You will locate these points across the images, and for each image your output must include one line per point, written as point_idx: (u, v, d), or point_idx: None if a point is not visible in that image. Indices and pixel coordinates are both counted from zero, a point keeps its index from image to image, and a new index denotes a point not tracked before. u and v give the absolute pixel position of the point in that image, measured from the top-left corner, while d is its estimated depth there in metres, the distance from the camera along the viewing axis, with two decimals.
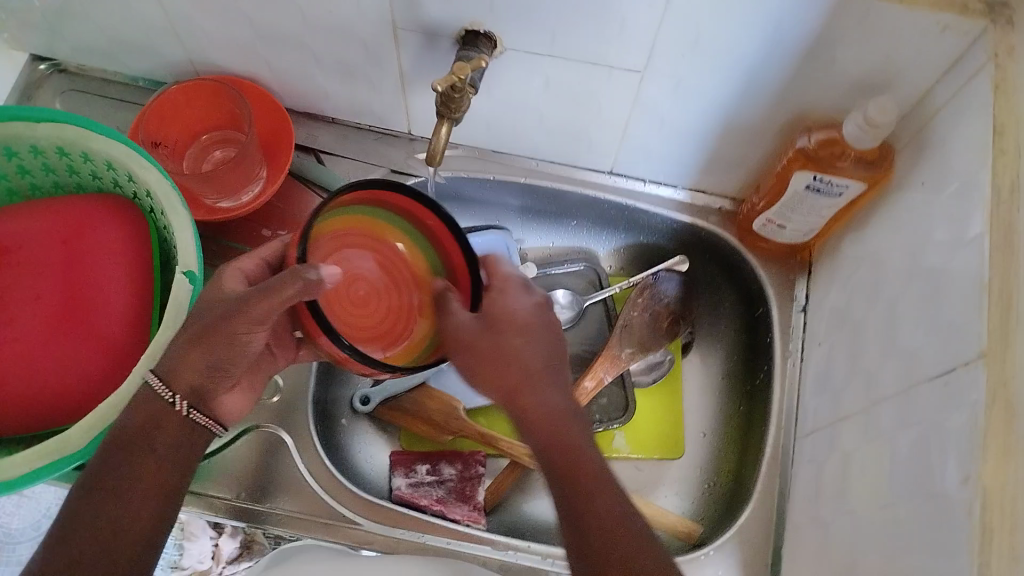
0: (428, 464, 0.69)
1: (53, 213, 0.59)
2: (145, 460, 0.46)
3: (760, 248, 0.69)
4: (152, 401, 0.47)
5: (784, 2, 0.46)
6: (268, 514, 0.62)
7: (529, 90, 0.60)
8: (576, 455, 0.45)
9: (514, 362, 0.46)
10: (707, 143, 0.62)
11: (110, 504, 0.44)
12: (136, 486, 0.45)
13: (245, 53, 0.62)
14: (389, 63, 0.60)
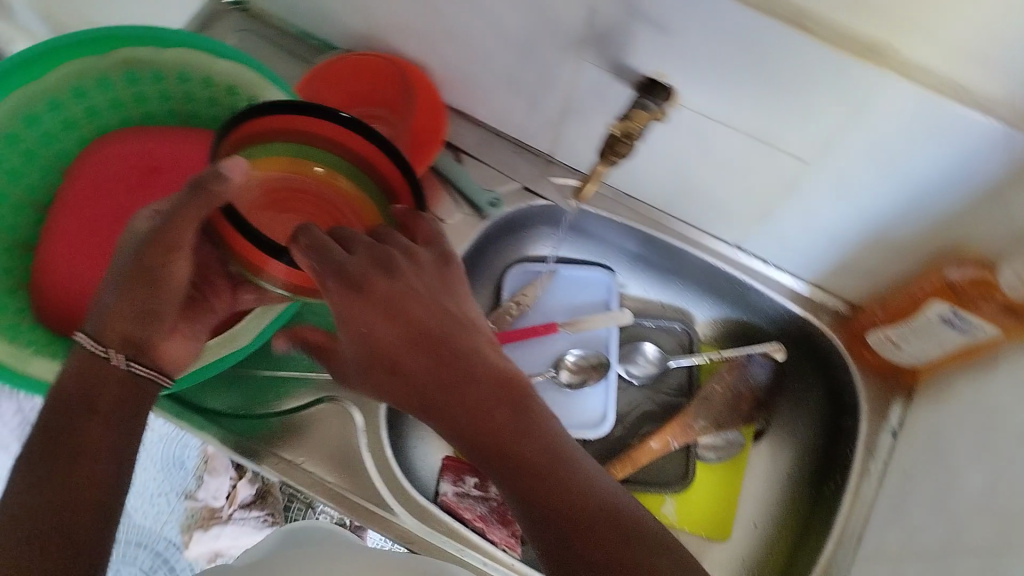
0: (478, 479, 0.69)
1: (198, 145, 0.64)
2: (92, 404, 0.46)
3: (866, 360, 0.68)
4: (85, 357, 0.47)
5: (984, 136, 0.47)
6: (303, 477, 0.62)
7: (686, 147, 0.61)
8: (512, 441, 0.44)
9: (479, 408, 0.46)
10: (846, 247, 0.63)
11: (67, 450, 0.43)
12: (95, 433, 0.45)
13: (426, 40, 0.65)
14: (561, 85, 0.61)
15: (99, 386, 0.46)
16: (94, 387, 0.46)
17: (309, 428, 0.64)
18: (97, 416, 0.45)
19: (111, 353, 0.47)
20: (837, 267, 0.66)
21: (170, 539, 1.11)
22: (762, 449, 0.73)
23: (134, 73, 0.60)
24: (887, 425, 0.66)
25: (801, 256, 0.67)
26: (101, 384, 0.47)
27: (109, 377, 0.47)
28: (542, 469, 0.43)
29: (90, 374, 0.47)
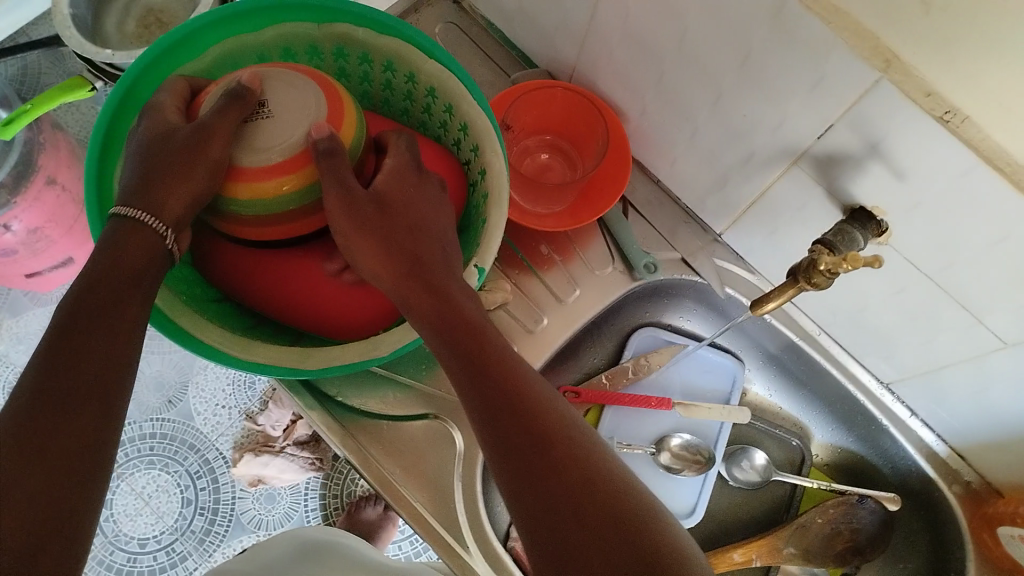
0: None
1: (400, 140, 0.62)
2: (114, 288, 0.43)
3: (988, 552, 0.62)
4: (144, 231, 0.46)
5: None
6: (385, 485, 0.62)
7: (871, 283, 0.56)
8: (507, 413, 0.43)
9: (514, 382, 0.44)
10: (1006, 427, 0.58)
11: (81, 330, 0.41)
12: (109, 315, 0.42)
13: (631, 89, 0.62)
14: (759, 179, 0.58)
15: (125, 266, 0.44)
16: (118, 266, 0.44)
17: (402, 436, 0.64)
18: (116, 301, 0.43)
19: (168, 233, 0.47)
20: (986, 442, 0.60)
21: (223, 452, 1.05)
22: None
23: (347, 49, 0.61)
24: None
25: (953, 421, 0.62)
26: (128, 266, 0.45)
27: (138, 267, 0.45)
28: (564, 434, 0.42)
29: (126, 252, 0.45)
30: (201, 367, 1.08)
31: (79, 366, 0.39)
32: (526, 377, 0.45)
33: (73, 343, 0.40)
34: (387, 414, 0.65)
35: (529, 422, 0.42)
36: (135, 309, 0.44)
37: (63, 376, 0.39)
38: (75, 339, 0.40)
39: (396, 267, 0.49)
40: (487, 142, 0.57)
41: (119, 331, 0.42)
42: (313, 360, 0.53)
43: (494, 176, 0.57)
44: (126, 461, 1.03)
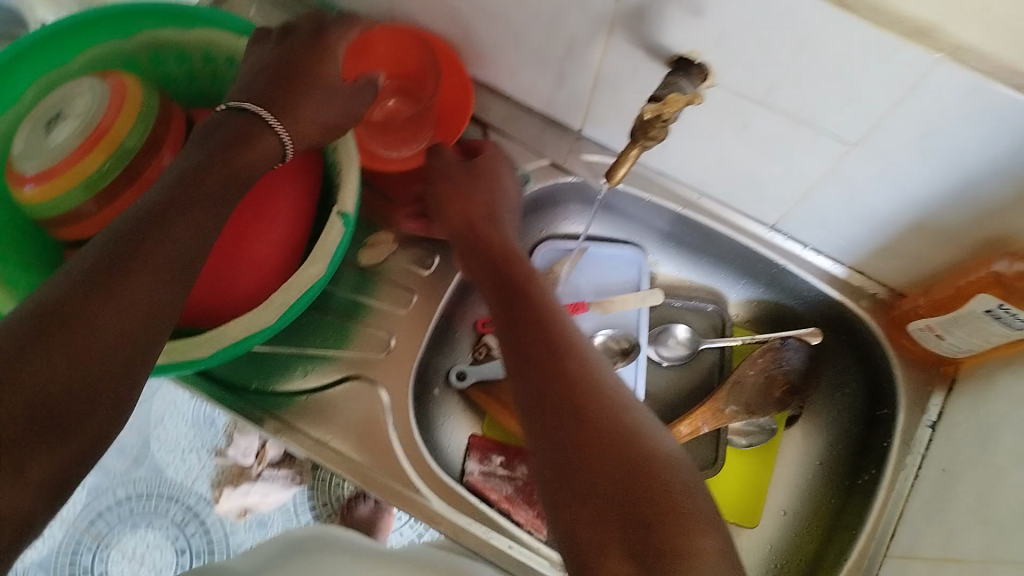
0: (506, 458, 0.69)
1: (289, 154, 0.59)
2: (131, 282, 0.40)
3: (908, 350, 0.65)
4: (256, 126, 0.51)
5: None
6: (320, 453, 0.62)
7: (722, 127, 0.57)
8: (563, 373, 0.48)
9: (560, 355, 0.49)
10: (888, 232, 0.59)
11: (87, 319, 0.38)
12: (119, 316, 0.39)
13: (446, 14, 0.62)
14: (591, 62, 0.58)
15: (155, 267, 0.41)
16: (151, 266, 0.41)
17: (326, 407, 0.64)
18: (135, 312, 0.40)
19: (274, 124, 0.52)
20: (876, 251, 0.62)
21: (203, 493, 1.03)
22: (793, 434, 0.72)
23: (159, 52, 0.60)
24: (925, 418, 0.64)
25: (841, 241, 0.63)
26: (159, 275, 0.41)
27: (163, 273, 0.42)
28: (587, 404, 0.45)
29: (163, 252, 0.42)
30: (157, 421, 1.05)
31: (81, 360, 0.37)
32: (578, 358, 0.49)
33: (115, 278, 0.40)
34: (308, 389, 0.64)
35: (549, 387, 0.47)
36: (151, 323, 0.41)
37: (64, 372, 0.36)
38: (73, 328, 0.37)
39: (494, 283, 0.58)
40: None
41: (126, 344, 0.39)
42: (205, 343, 0.53)
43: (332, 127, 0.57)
44: (111, 529, 1.01)
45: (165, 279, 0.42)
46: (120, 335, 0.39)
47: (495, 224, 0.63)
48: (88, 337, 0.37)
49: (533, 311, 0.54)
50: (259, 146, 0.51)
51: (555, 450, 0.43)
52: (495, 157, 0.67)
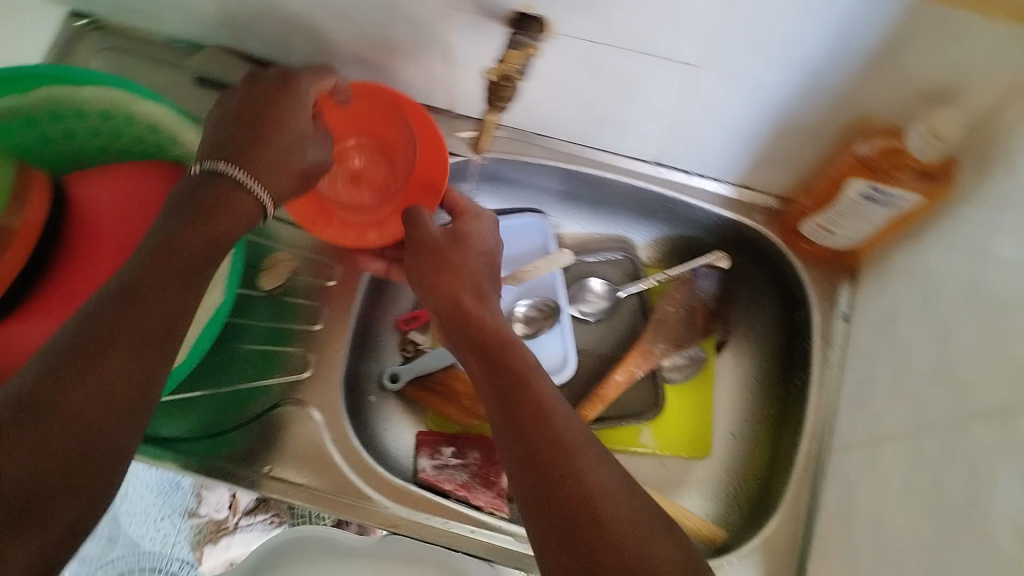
0: (456, 448, 0.69)
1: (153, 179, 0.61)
2: (82, 390, 0.39)
3: (806, 251, 0.67)
4: (225, 182, 0.50)
5: (849, 7, 0.44)
6: (253, 478, 0.60)
7: (578, 74, 0.58)
8: (539, 403, 0.47)
9: (528, 386, 0.48)
10: (759, 140, 0.61)
11: (33, 428, 0.37)
12: (62, 435, 0.37)
13: (288, 22, 0.62)
14: (436, 41, 0.59)
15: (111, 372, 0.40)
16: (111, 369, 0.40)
17: (259, 437, 0.63)
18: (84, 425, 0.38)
19: (248, 184, 0.50)
20: (754, 161, 0.64)
21: None
22: (725, 359, 0.73)
23: (4, 123, 0.59)
24: (838, 310, 0.65)
25: (720, 159, 0.65)
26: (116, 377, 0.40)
27: (121, 381, 0.40)
28: (567, 444, 0.44)
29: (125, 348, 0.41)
30: None
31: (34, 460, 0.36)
32: (606, 481, 0.43)
33: (69, 378, 0.39)
34: (237, 424, 0.63)
35: (522, 425, 0.46)
36: (104, 446, 0.39)
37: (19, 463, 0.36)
38: (31, 421, 0.37)
39: (449, 316, 0.57)
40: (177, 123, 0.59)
41: (76, 456, 0.38)
42: None
43: None
44: None
45: (121, 386, 0.40)
46: (84, 447, 0.38)
47: (482, 300, 0.57)
48: (31, 452, 0.36)
49: (493, 334, 0.53)
50: (231, 212, 0.49)
51: (544, 493, 0.42)
52: (476, 220, 0.63)
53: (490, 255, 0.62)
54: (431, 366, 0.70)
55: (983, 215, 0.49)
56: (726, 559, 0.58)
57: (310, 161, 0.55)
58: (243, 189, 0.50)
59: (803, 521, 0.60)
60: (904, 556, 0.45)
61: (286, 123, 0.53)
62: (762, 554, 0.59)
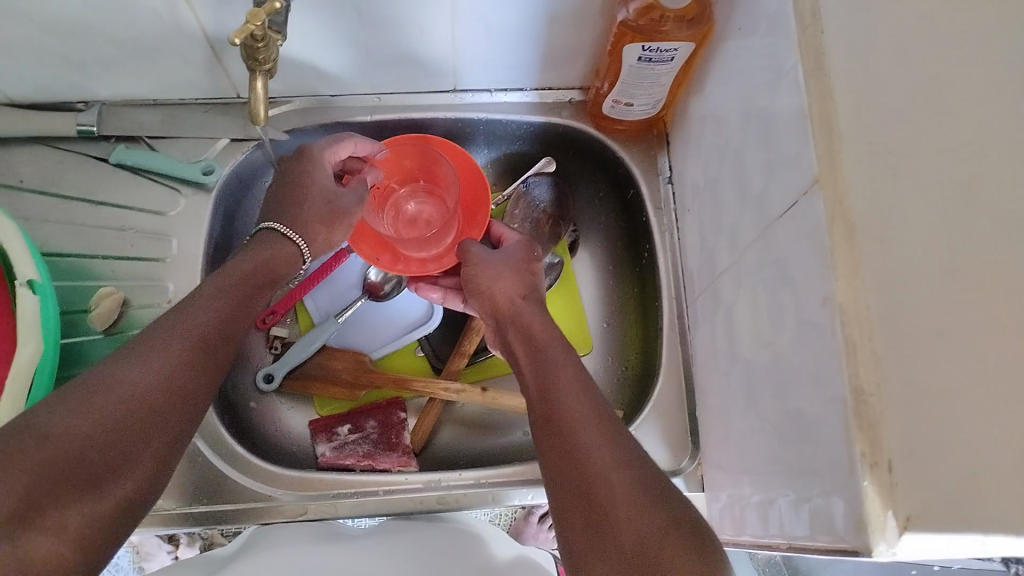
0: (351, 424, 0.68)
1: None
2: (155, 378, 0.42)
3: (618, 131, 0.70)
4: (277, 241, 0.56)
5: None
6: (218, 513, 0.60)
7: (340, 20, 0.58)
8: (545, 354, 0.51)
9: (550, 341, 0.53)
10: (538, 40, 0.62)
11: (99, 407, 0.39)
12: (141, 406, 0.40)
13: (37, 52, 0.59)
14: (191, 28, 0.57)
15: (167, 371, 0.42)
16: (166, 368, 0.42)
17: (195, 472, 0.61)
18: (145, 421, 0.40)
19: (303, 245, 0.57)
20: (543, 60, 0.65)
21: None
22: (582, 257, 0.75)
23: None
24: (662, 177, 0.68)
25: (511, 69, 0.66)
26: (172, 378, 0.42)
27: (182, 366, 0.43)
28: (569, 383, 0.48)
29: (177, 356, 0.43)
30: None
31: (110, 423, 0.39)
32: (581, 406, 0.46)
33: (143, 360, 0.42)
34: None
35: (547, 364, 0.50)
36: (171, 423, 0.42)
37: (96, 423, 0.38)
38: (115, 391, 0.40)
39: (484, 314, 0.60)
40: None
41: (148, 427, 0.40)
42: None
43: None
44: None
45: (185, 369, 0.43)
46: (157, 423, 0.41)
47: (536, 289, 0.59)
48: (107, 418, 0.39)
49: (525, 311, 0.55)
50: (279, 254, 0.56)
51: (555, 412, 0.46)
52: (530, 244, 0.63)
53: (532, 255, 0.62)
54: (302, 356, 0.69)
55: (736, 42, 0.51)
56: None
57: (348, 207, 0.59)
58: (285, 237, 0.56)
59: (683, 374, 0.63)
60: (757, 364, 0.48)
61: (303, 182, 0.58)
62: (656, 417, 0.63)
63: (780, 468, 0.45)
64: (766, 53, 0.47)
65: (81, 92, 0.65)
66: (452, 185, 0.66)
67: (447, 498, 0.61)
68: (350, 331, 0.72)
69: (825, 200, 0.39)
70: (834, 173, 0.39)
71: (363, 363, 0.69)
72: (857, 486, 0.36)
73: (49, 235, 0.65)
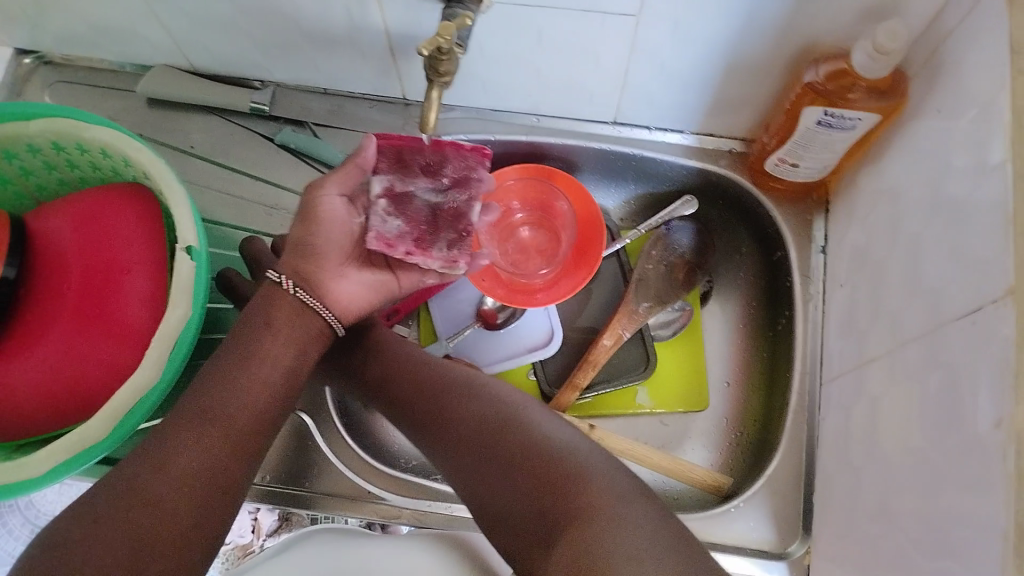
0: (387, 180, 0.52)
1: (109, 201, 0.58)
2: (195, 440, 0.46)
3: (775, 189, 0.67)
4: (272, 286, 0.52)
5: None
6: (303, 496, 0.61)
7: (520, 40, 0.58)
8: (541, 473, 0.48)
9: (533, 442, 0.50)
10: (711, 86, 0.61)
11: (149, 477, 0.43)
12: (187, 471, 0.44)
13: (228, 30, 0.62)
14: (376, 30, 0.58)
15: (192, 439, 0.45)
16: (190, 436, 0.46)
17: (293, 449, 0.62)
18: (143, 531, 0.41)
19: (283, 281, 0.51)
20: (710, 107, 0.64)
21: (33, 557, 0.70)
22: (712, 310, 0.73)
23: None
24: (815, 245, 0.65)
25: (676, 110, 0.65)
26: (214, 456, 0.46)
27: (222, 424, 0.47)
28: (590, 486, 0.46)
29: (217, 429, 0.46)
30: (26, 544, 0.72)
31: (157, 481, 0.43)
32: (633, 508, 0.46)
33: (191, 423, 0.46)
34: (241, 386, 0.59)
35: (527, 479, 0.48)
36: (219, 468, 0.46)
37: (145, 484, 0.43)
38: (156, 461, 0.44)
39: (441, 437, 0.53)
40: (121, 145, 0.57)
41: (198, 481, 0.44)
42: (91, 426, 0.50)
43: (146, 165, 0.57)
44: None
45: (226, 421, 0.47)
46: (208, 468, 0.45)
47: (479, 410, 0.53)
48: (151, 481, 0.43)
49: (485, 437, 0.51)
50: (275, 304, 0.51)
51: (613, 524, 0.44)
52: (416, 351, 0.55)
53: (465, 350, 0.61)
54: None
55: (933, 123, 0.48)
56: (732, 504, 0.60)
57: (331, 228, 0.51)
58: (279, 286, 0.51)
59: (804, 453, 0.60)
60: (900, 468, 0.45)
61: (306, 213, 0.51)
62: (768, 493, 0.60)
63: None
64: (969, 141, 0.44)
65: (259, 72, 0.68)
66: (571, 225, 0.68)
67: None
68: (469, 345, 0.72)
69: (1018, 313, 0.36)
70: None
71: None
72: None
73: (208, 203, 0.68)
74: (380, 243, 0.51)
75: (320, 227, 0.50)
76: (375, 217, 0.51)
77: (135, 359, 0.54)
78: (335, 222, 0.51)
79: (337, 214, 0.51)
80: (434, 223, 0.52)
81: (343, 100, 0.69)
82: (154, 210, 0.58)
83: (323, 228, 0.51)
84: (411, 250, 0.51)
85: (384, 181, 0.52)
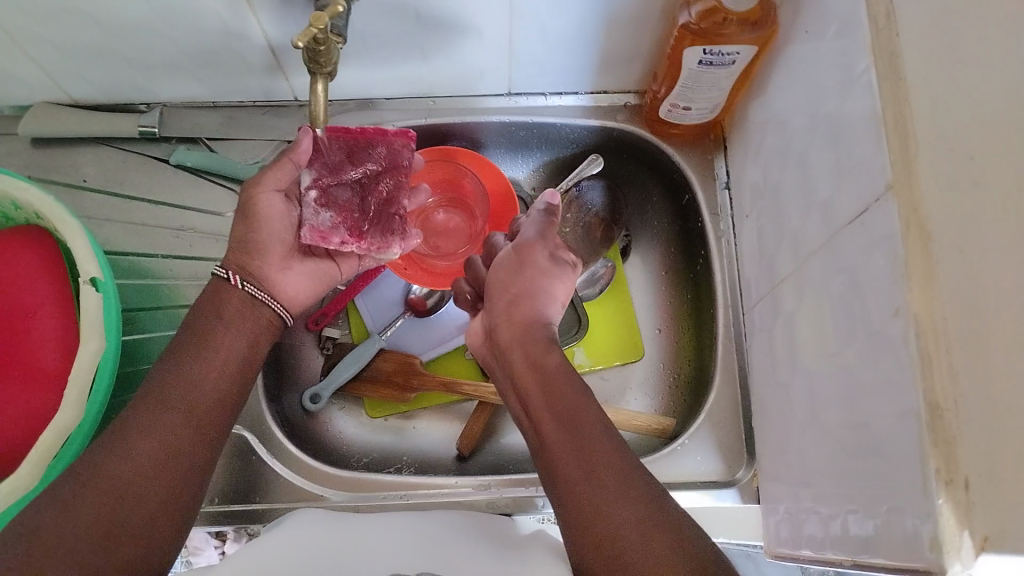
0: (316, 173, 0.55)
1: (4, 247, 0.56)
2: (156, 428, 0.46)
3: (673, 135, 0.68)
4: (213, 280, 0.54)
5: None
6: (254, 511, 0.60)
7: (399, 24, 0.58)
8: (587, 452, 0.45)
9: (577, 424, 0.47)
10: (595, 42, 0.62)
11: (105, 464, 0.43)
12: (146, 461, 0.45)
13: (102, 55, 0.60)
14: (253, 33, 0.57)
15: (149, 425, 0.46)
16: (147, 423, 0.46)
17: (235, 467, 0.62)
18: (106, 515, 0.42)
19: (230, 274, 0.53)
20: (598, 64, 0.65)
21: None
22: (634, 263, 0.74)
23: None
24: (719, 182, 0.67)
25: (566, 71, 0.66)
26: (172, 440, 0.46)
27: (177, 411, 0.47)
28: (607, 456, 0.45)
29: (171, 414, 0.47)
30: None
31: (111, 468, 0.43)
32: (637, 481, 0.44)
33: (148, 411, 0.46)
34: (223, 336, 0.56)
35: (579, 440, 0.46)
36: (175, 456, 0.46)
37: (105, 472, 0.43)
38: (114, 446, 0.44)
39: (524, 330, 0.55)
40: (9, 188, 0.56)
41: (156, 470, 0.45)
42: (20, 476, 0.48)
43: (38, 204, 0.55)
44: None
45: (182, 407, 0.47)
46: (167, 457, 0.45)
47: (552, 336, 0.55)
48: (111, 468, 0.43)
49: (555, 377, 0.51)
50: (225, 297, 0.53)
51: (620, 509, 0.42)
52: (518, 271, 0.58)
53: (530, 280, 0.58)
54: (349, 373, 0.68)
55: (803, 45, 0.50)
56: (679, 442, 0.61)
57: (270, 218, 0.54)
58: (228, 281, 0.53)
59: (738, 382, 0.62)
60: (820, 375, 0.47)
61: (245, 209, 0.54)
62: (710, 426, 0.62)
63: (844, 482, 0.44)
64: (836, 57, 0.46)
65: (144, 94, 0.67)
66: (483, 201, 0.68)
67: (497, 502, 0.60)
68: (402, 335, 0.72)
69: (900, 207, 0.38)
70: (909, 180, 0.38)
71: (413, 365, 0.69)
72: (929, 506, 0.35)
73: (111, 235, 0.66)
74: (314, 235, 0.55)
75: (261, 221, 0.54)
76: (306, 210, 0.55)
77: (57, 402, 0.52)
78: (274, 218, 0.54)
79: (274, 210, 0.54)
80: (370, 213, 0.56)
81: (234, 111, 0.68)
82: (54, 249, 0.57)
83: (264, 220, 0.54)
84: (345, 239, 0.56)
85: (312, 175, 0.55)
